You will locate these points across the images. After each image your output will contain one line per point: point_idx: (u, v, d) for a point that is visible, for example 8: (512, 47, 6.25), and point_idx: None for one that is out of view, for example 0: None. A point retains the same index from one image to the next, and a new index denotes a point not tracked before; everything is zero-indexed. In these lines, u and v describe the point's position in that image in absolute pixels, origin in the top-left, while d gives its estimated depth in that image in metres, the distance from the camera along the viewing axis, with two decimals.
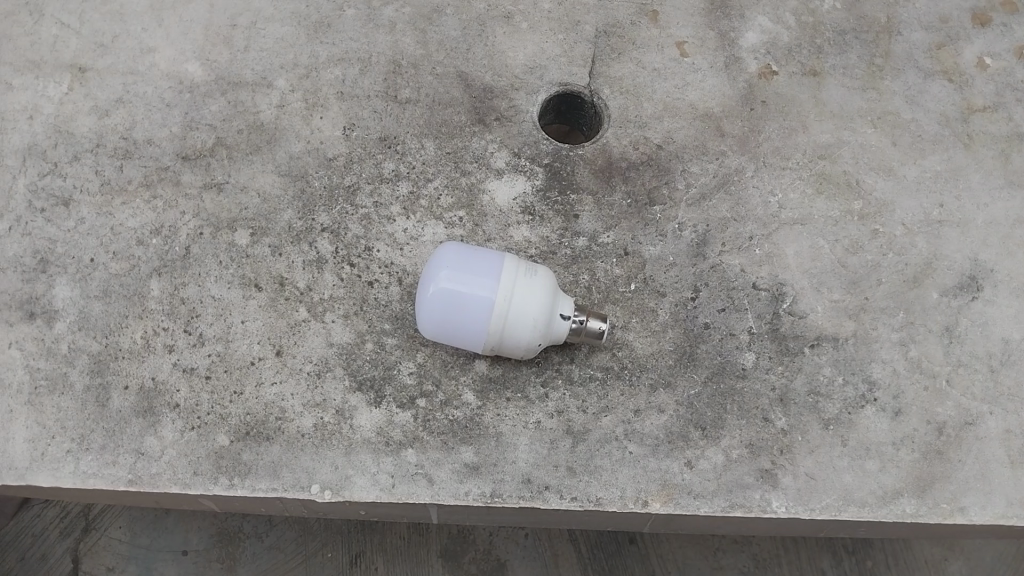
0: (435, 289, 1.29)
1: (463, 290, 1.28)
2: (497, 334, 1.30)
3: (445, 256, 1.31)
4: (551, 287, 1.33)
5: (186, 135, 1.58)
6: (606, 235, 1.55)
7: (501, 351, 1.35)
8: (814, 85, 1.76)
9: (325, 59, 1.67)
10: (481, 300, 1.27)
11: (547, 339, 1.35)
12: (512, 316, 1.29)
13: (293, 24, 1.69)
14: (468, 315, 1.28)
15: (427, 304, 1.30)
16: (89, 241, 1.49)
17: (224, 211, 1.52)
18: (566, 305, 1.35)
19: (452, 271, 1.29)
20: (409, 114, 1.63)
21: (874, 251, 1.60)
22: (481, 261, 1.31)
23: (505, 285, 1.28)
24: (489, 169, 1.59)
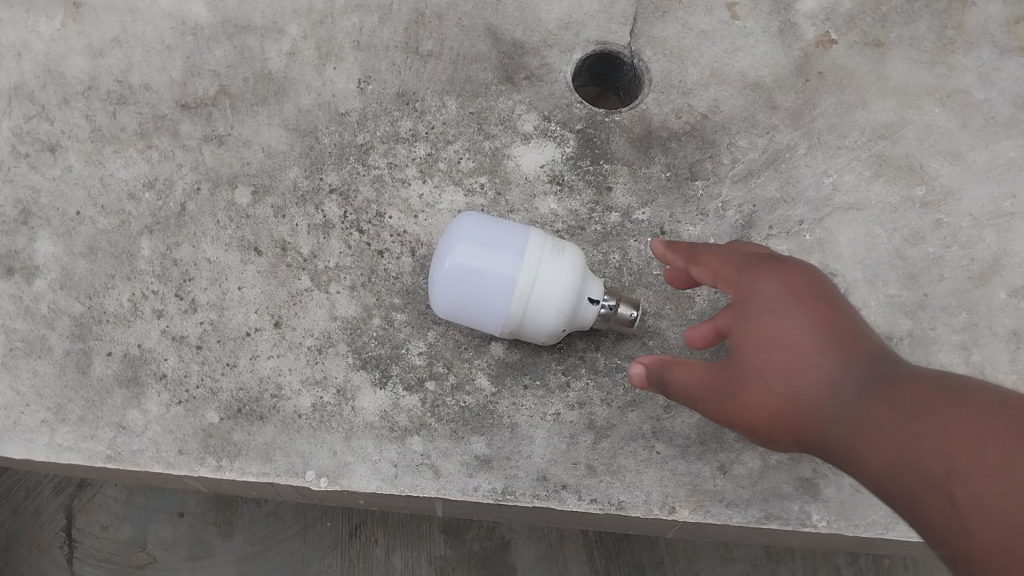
0: (448, 264, 1.15)
1: (480, 267, 1.14)
2: (517, 317, 1.17)
3: (463, 228, 1.18)
4: (580, 267, 1.18)
5: (186, 81, 1.44)
6: (641, 211, 1.41)
7: (521, 334, 1.22)
8: (877, 56, 1.59)
9: (342, 4, 1.51)
10: (499, 280, 1.14)
11: (572, 325, 1.21)
12: (534, 300, 1.15)
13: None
14: (485, 295, 1.15)
15: (439, 281, 1.17)
16: (76, 192, 1.36)
17: (224, 166, 1.39)
18: (595, 287, 1.21)
19: (469, 245, 1.15)
20: (431, 69, 1.48)
21: (936, 243, 1.45)
22: (503, 235, 1.17)
23: (527, 264, 1.14)
24: (516, 133, 1.45)
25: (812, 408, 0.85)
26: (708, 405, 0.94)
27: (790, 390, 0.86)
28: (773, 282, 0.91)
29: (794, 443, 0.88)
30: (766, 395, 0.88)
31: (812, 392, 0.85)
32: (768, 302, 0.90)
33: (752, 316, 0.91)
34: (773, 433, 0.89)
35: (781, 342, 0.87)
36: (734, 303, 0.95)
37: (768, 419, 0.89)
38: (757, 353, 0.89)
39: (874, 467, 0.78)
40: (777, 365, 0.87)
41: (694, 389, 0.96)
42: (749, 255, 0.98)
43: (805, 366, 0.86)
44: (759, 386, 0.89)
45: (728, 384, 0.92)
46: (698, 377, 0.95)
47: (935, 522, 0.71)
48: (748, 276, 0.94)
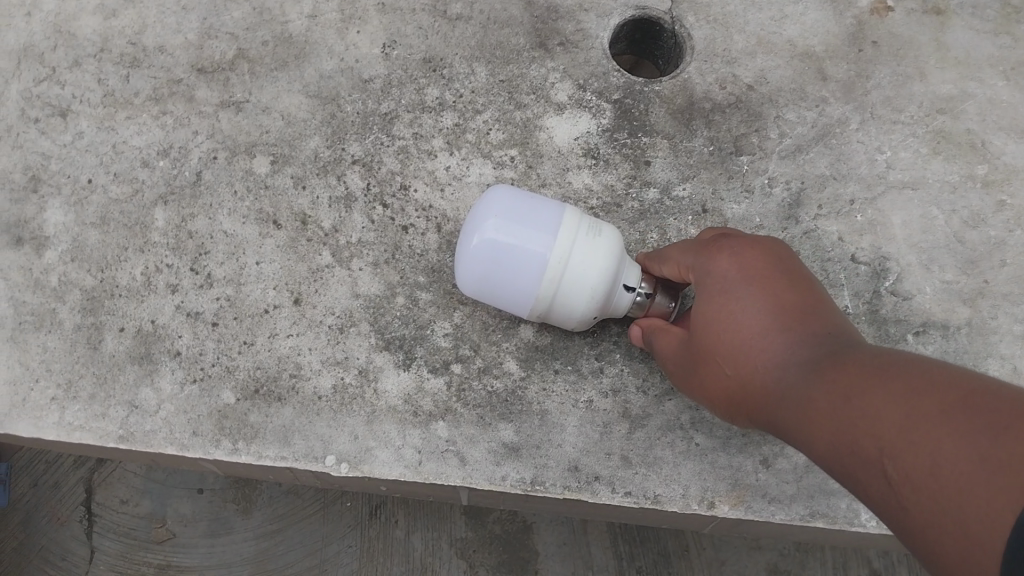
0: (476, 241, 1.07)
1: (511, 244, 1.05)
2: (546, 300, 1.09)
3: (494, 201, 1.09)
4: (616, 250, 1.10)
5: (202, 44, 1.37)
6: (681, 187, 1.33)
7: (549, 318, 1.14)
8: (936, 25, 1.48)
9: None
10: (531, 259, 1.06)
11: (604, 310, 1.14)
12: (565, 282, 1.07)
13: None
14: (515, 275, 1.07)
15: (466, 258, 1.08)
16: (87, 159, 1.30)
17: (242, 134, 1.32)
18: (631, 271, 1.13)
19: (501, 220, 1.06)
20: (460, 33, 1.40)
21: (998, 225, 1.35)
22: (537, 211, 1.09)
23: (561, 244, 1.06)
24: (549, 103, 1.36)
25: (762, 387, 0.88)
26: (687, 383, 1.02)
27: (742, 370, 0.91)
28: (723, 270, 0.97)
29: (758, 423, 0.91)
30: (725, 375, 0.94)
31: (762, 372, 0.88)
32: (720, 288, 0.96)
33: (707, 304, 0.96)
34: (739, 412, 0.94)
35: (730, 327, 0.93)
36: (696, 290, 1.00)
37: (732, 398, 0.94)
38: (712, 337, 0.95)
39: (809, 446, 0.78)
40: (729, 347, 0.93)
41: (675, 368, 1.04)
42: (709, 241, 1.03)
43: (752, 347, 0.90)
44: (716, 367, 0.95)
45: (696, 366, 0.99)
46: (675, 357, 1.03)
47: (870, 498, 0.69)
48: (705, 264, 1.00)
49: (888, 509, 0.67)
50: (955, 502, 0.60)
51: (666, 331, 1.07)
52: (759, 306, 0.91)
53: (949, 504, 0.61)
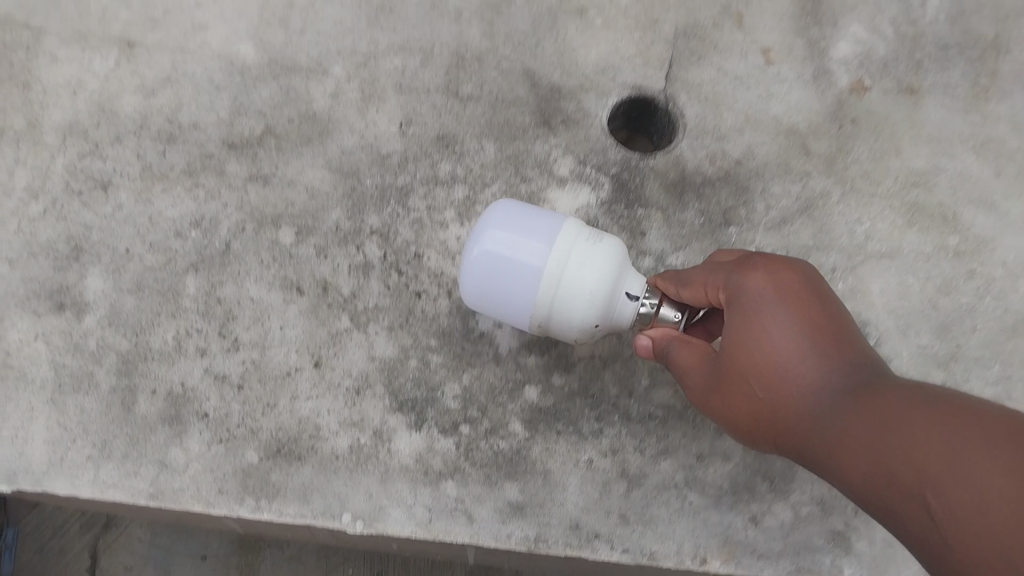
0: (476, 247, 1.15)
1: (507, 253, 1.13)
2: (545, 305, 1.13)
3: (495, 214, 1.18)
4: (616, 257, 1.15)
5: (233, 121, 1.48)
6: (675, 256, 1.43)
7: (553, 330, 1.19)
8: (911, 103, 1.60)
9: (386, 48, 1.55)
10: (527, 262, 1.12)
11: (607, 321, 1.16)
12: (563, 285, 1.12)
13: (353, 7, 1.58)
14: (512, 283, 1.13)
15: (466, 266, 1.16)
16: (125, 229, 1.40)
17: (269, 206, 1.42)
18: (634, 282, 1.17)
19: (499, 231, 1.15)
20: (471, 112, 1.51)
21: (969, 293, 1.46)
22: (536, 223, 1.16)
23: (557, 247, 1.12)
24: (553, 177, 1.47)
25: (798, 414, 0.96)
26: (704, 401, 1.07)
27: (777, 395, 0.98)
28: (761, 293, 1.02)
29: (782, 448, 1.00)
30: (754, 398, 1.00)
31: (800, 399, 0.96)
32: (756, 310, 1.00)
33: (744, 325, 1.00)
34: (760, 434, 1.02)
35: (770, 351, 0.98)
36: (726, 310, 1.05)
37: (757, 420, 1.01)
38: (745, 357, 1.00)
39: (848, 478, 0.89)
40: (767, 372, 0.98)
41: (692, 384, 1.07)
42: (738, 262, 1.07)
43: (791, 374, 0.97)
44: (745, 388, 1.01)
45: (720, 384, 1.04)
46: (697, 374, 1.07)
47: (912, 531, 0.80)
48: (738, 285, 1.04)
49: (931, 542, 0.78)
50: (1003, 535, 0.72)
51: (683, 345, 1.09)
52: (799, 335, 0.98)
53: (997, 535, 0.73)
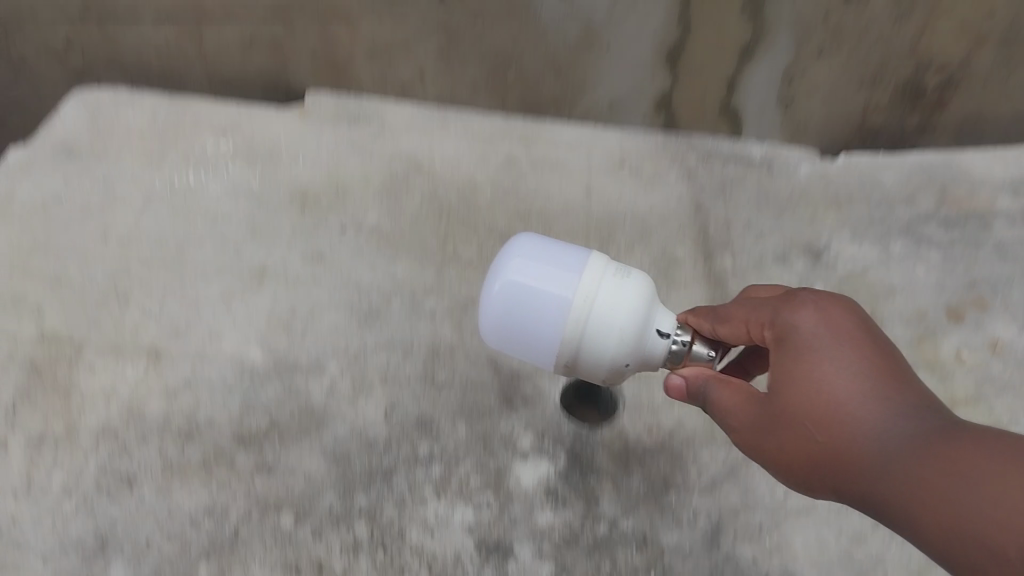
0: (496, 279, 1.14)
1: (532, 278, 1.11)
2: (574, 329, 1.10)
3: (521, 247, 1.16)
4: (646, 294, 1.13)
5: (168, 397, 1.44)
6: (626, 521, 1.30)
7: (579, 369, 1.15)
8: None
9: (320, 312, 1.58)
10: (553, 282, 1.11)
11: (634, 357, 1.13)
12: (593, 310, 1.09)
13: (284, 292, 1.62)
14: (537, 305, 1.10)
15: (488, 300, 1.14)
16: (44, 492, 1.32)
17: (192, 469, 1.35)
18: (664, 317, 1.15)
19: (524, 260, 1.13)
20: (444, 398, 1.45)
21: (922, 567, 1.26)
22: (563, 255, 1.15)
23: (581, 284, 1.10)
24: (515, 450, 1.39)
25: (851, 423, 0.90)
26: (754, 446, 0.99)
27: (827, 410, 0.92)
28: (808, 327, 0.97)
29: (846, 492, 0.92)
30: (807, 442, 0.93)
31: (861, 442, 0.89)
32: (812, 354, 0.95)
33: (794, 376, 0.95)
34: (817, 473, 0.93)
35: (823, 391, 0.92)
36: (774, 347, 0.99)
37: (802, 430, 0.93)
38: (790, 378, 0.95)
39: (916, 527, 0.83)
40: (818, 417, 0.92)
41: (743, 425, 1.00)
42: (778, 298, 1.03)
43: (844, 393, 0.92)
44: (801, 432, 0.93)
45: (777, 433, 0.96)
46: (748, 421, 0.99)
47: (946, 515, 0.79)
48: (783, 324, 0.99)
49: None
50: None
51: (723, 384, 1.04)
52: (857, 361, 0.93)
53: None
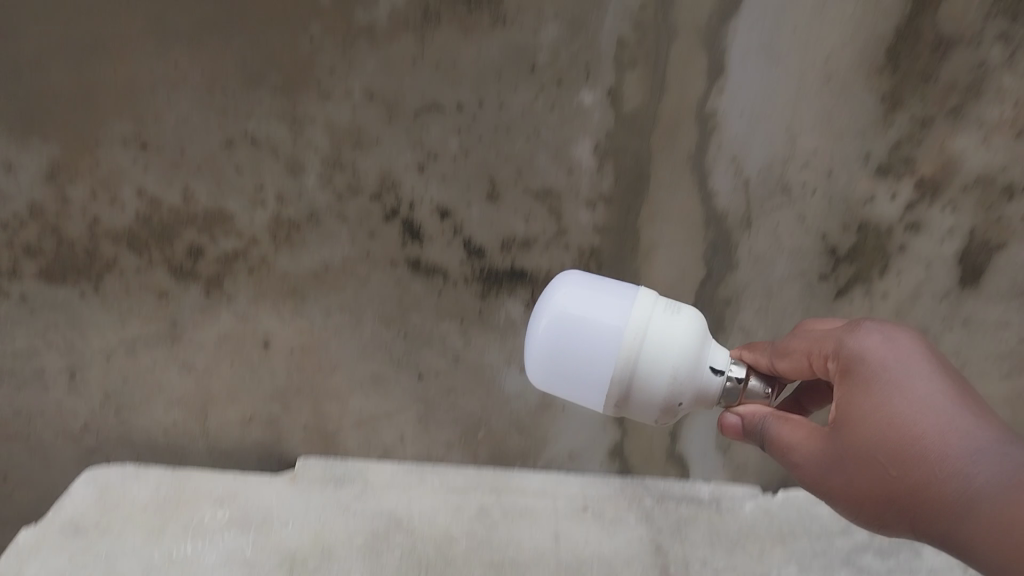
0: (540, 311, 0.70)
1: (577, 312, 0.68)
2: (619, 377, 0.67)
3: (561, 282, 0.72)
4: (706, 339, 0.69)
5: None
6: None
7: (630, 410, 0.70)
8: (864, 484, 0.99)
9: (141, 429, 1.02)
10: (609, 318, 0.67)
11: (692, 396, 0.69)
12: (645, 356, 0.66)
13: (90, 421, 1.01)
14: (580, 348, 0.67)
15: (529, 344, 0.70)
16: None
17: None
18: (716, 344, 0.71)
19: (571, 289, 0.70)
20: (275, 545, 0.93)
21: None
22: (614, 285, 0.71)
23: (640, 322, 0.67)
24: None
25: (947, 466, 0.56)
26: (821, 488, 0.62)
27: (914, 440, 0.57)
28: (889, 351, 0.61)
29: (931, 535, 0.57)
30: (872, 487, 0.59)
31: (953, 490, 0.55)
32: (885, 378, 0.60)
33: (853, 403, 0.60)
34: (894, 512, 0.58)
35: (897, 413, 0.58)
36: (837, 386, 0.63)
37: (876, 464, 0.59)
38: (865, 389, 0.60)
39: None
40: (893, 452, 0.58)
41: (803, 456, 0.63)
42: (850, 324, 0.65)
43: (929, 415, 0.57)
44: (876, 464, 0.59)
45: (849, 461, 0.60)
46: (814, 452, 0.62)
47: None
48: (858, 354, 0.62)
49: None
50: None
51: (783, 423, 0.65)
52: (943, 378, 0.59)
53: None
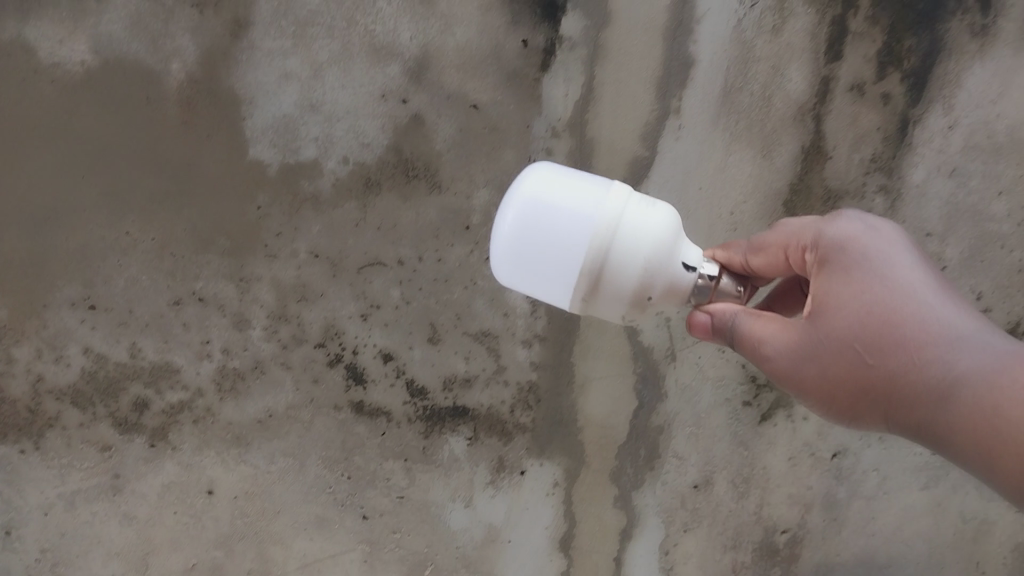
0: (510, 202, 0.97)
1: (559, 204, 0.95)
2: (593, 274, 0.95)
3: (537, 171, 1.00)
4: (671, 224, 0.98)
5: None
6: None
7: (597, 302, 0.99)
8: None
9: None
10: (578, 199, 0.96)
11: (661, 287, 0.98)
12: (619, 237, 0.94)
13: None
14: (566, 232, 0.94)
15: (499, 242, 0.98)
16: None
17: None
18: (690, 250, 1.02)
19: (550, 184, 0.98)
20: None
21: None
22: (588, 178, 1.00)
23: (609, 203, 0.95)
24: None
25: (900, 352, 0.89)
26: (794, 377, 0.97)
27: (880, 333, 0.91)
28: (856, 234, 0.98)
29: (880, 408, 0.92)
30: (856, 369, 0.92)
31: (915, 373, 0.88)
32: (857, 257, 0.96)
33: (823, 282, 0.97)
34: (864, 396, 0.92)
35: (872, 306, 0.92)
36: (816, 270, 0.99)
37: (846, 355, 0.93)
38: (842, 291, 0.95)
39: (982, 446, 0.80)
40: (874, 340, 0.91)
41: (781, 354, 0.97)
42: (816, 221, 1.04)
43: (910, 313, 0.90)
44: (848, 353, 0.93)
45: (823, 356, 0.94)
46: (790, 348, 0.97)
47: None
48: (826, 237, 0.99)
49: None
50: None
51: (756, 316, 1.01)
52: (921, 274, 0.94)
53: None
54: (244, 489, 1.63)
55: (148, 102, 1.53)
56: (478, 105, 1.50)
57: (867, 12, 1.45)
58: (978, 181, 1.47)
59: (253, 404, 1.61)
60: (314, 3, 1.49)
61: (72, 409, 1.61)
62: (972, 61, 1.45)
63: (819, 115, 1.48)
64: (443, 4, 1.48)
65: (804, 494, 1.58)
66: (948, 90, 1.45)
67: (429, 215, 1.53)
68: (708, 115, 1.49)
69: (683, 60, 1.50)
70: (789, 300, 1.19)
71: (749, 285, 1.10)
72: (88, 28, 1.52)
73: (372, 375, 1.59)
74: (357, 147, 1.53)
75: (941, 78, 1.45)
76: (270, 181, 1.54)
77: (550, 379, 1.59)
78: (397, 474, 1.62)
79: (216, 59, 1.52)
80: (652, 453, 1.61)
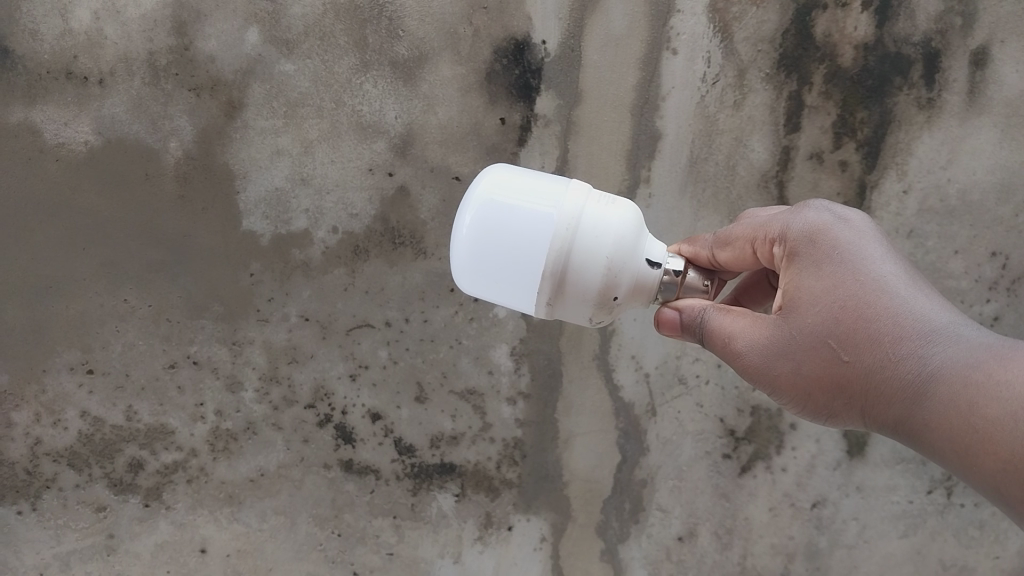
0: (467, 206, 0.98)
1: (513, 206, 0.95)
2: (555, 277, 0.92)
3: (495, 176, 1.01)
4: (633, 221, 0.95)
5: None
6: None
7: (560, 306, 0.96)
8: None
9: None
10: (536, 200, 0.95)
11: (626, 287, 0.96)
12: (579, 237, 0.92)
13: None
14: (522, 232, 0.93)
15: (458, 246, 0.98)
16: None
17: None
18: (657, 250, 0.99)
19: (504, 188, 0.98)
20: None
21: None
22: (545, 180, 1.00)
23: (567, 202, 0.93)
24: None
25: (876, 350, 0.87)
26: (768, 376, 0.94)
27: (855, 330, 0.89)
28: (825, 226, 0.95)
29: (860, 408, 0.90)
30: (833, 368, 0.90)
31: (894, 370, 0.85)
32: (825, 250, 0.93)
33: (791, 277, 0.95)
34: (840, 393, 0.90)
35: (846, 301, 0.90)
36: (785, 264, 0.97)
37: (821, 353, 0.91)
38: (816, 286, 0.92)
39: (959, 446, 0.77)
40: (848, 339, 0.89)
41: (753, 350, 0.94)
42: (781, 213, 1.01)
43: (885, 308, 0.88)
44: (824, 350, 0.90)
45: (798, 354, 0.92)
46: (758, 345, 0.94)
47: (1000, 455, 0.72)
48: (795, 229, 0.97)
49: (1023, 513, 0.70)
50: None
51: (724, 313, 0.98)
52: (895, 267, 0.91)
53: None
54: (236, 547, 1.66)
55: (146, 178, 1.59)
56: (460, 177, 1.56)
57: (821, 88, 1.51)
58: (935, 240, 1.52)
59: (246, 464, 1.64)
60: (303, 86, 1.56)
61: (68, 470, 1.65)
62: (920, 132, 1.51)
63: (781, 182, 1.54)
64: (425, 85, 1.54)
65: (785, 543, 1.60)
66: (900, 157, 1.51)
67: (415, 280, 1.58)
68: (677, 182, 1.56)
69: (652, 133, 1.55)
70: (756, 294, 1.16)
71: (716, 278, 1.07)
72: (91, 111, 1.58)
73: (360, 434, 1.62)
74: (345, 218, 1.57)
75: (893, 147, 1.51)
76: (262, 250, 1.59)
77: (535, 436, 1.61)
78: (387, 532, 1.64)
79: (211, 138, 1.58)
80: (636, 506, 1.63)
